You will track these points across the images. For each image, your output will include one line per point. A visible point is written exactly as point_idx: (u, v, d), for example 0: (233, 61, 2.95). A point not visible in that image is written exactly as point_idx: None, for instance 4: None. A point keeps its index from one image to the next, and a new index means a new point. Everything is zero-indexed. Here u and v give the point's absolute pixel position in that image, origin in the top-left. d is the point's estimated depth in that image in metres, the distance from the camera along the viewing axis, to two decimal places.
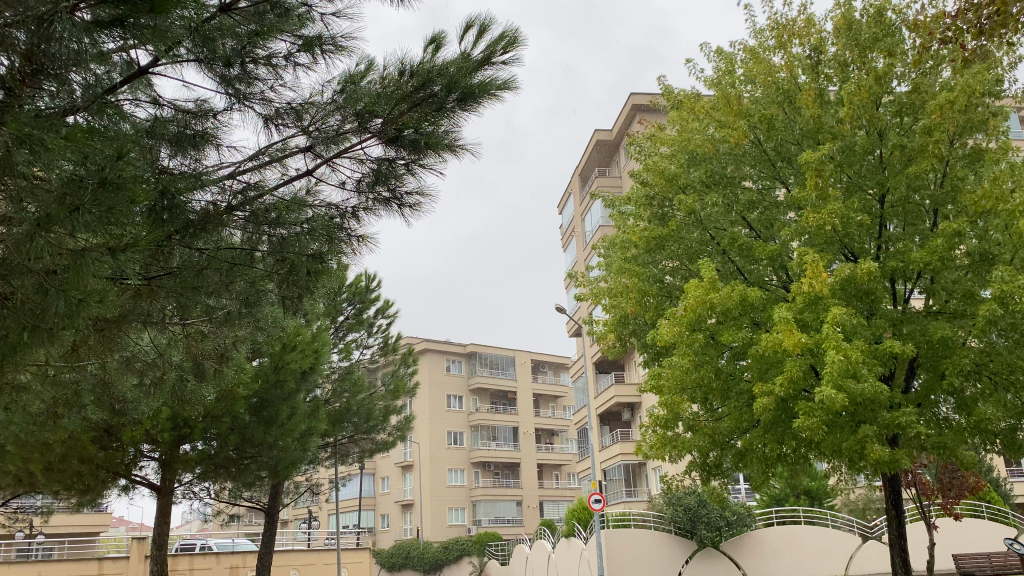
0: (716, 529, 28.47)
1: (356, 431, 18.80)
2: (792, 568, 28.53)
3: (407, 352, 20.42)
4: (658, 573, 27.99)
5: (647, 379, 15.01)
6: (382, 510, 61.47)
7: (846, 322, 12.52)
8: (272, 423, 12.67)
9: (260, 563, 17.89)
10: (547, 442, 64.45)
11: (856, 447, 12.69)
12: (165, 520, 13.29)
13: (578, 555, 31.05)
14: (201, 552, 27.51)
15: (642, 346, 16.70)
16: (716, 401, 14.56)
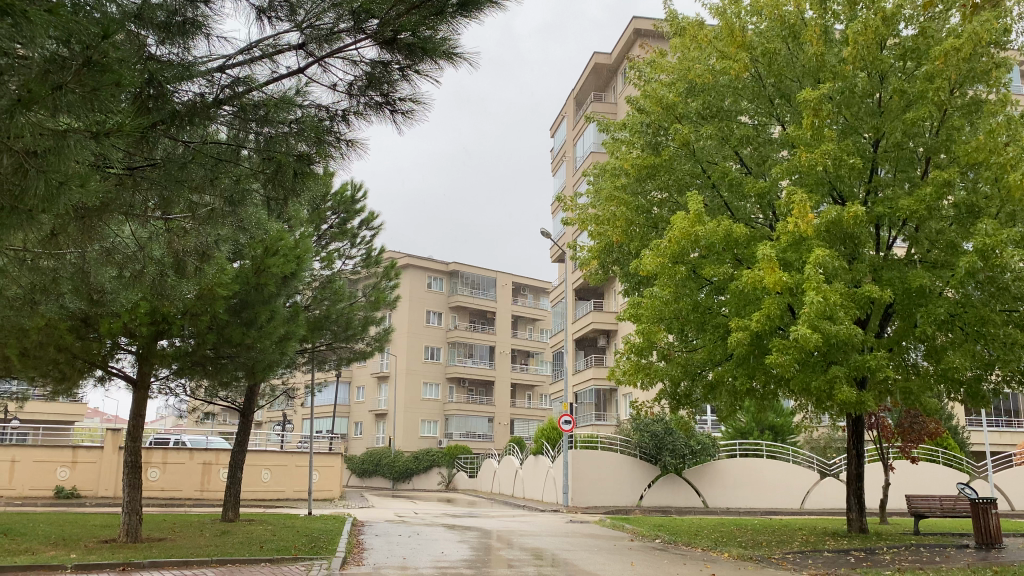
0: (680, 457, 29.21)
1: (335, 339, 18.83)
2: (751, 499, 29.50)
3: (390, 265, 20.26)
4: (621, 494, 28.92)
5: (626, 307, 15.10)
6: (355, 418, 62.51)
7: (827, 264, 12.60)
8: (251, 325, 12.66)
9: (233, 460, 18.15)
10: (522, 363, 65.29)
11: (825, 386, 12.90)
12: (141, 413, 13.40)
13: (544, 473, 31.84)
14: (174, 447, 27.95)
15: (625, 275, 16.74)
16: (692, 332, 14.74)
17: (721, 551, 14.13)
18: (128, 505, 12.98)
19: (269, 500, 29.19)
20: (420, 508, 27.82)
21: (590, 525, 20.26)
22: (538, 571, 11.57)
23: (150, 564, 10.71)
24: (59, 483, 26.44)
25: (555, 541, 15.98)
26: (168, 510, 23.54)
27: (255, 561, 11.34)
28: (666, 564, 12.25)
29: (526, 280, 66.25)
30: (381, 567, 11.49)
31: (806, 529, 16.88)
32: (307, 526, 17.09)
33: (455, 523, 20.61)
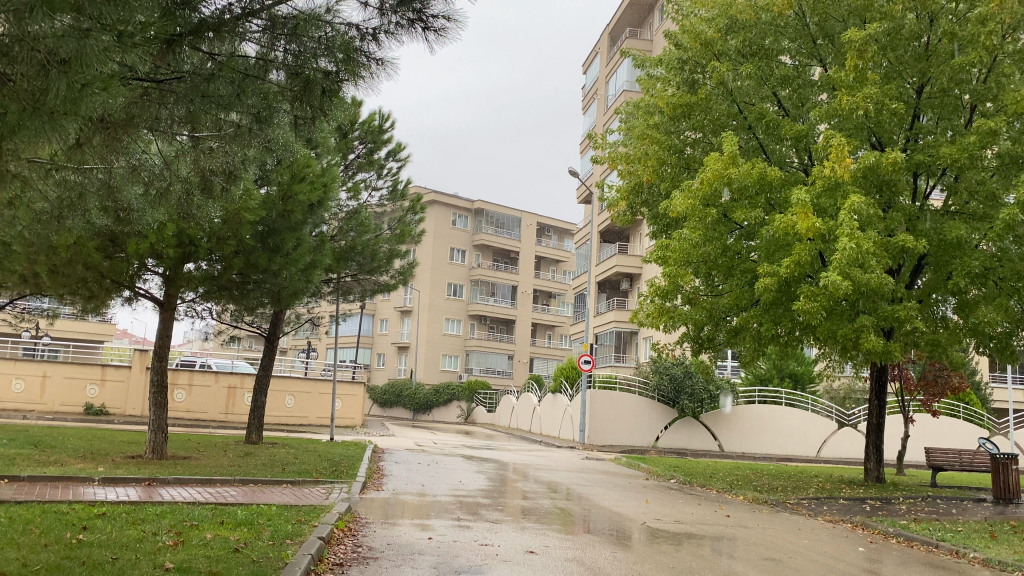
0: (699, 401, 29.31)
1: (359, 270, 18.83)
2: (767, 445, 29.64)
3: (416, 199, 20.08)
4: (637, 435, 29.19)
5: (653, 248, 14.92)
6: (378, 350, 63.26)
7: (862, 211, 12.33)
8: (277, 251, 12.67)
9: (257, 385, 18.43)
10: (544, 303, 65.42)
11: (852, 335, 12.72)
12: (167, 334, 13.58)
13: (562, 411, 32.14)
14: (200, 370, 28.47)
15: (653, 216, 16.51)
16: (719, 277, 14.52)
17: (737, 494, 14.22)
18: (155, 423, 13.28)
19: (291, 425, 29.80)
20: (438, 440, 28.27)
21: (605, 464, 20.48)
22: (554, 504, 11.71)
23: (175, 481, 10.96)
24: (88, 400, 27.11)
25: (571, 477, 16.17)
26: (194, 430, 24.10)
27: (278, 482, 11.57)
28: (681, 504, 12.36)
29: (551, 220, 65.88)
30: (400, 493, 11.67)
31: (821, 476, 16.94)
32: (329, 451, 17.41)
33: (472, 456, 20.91)
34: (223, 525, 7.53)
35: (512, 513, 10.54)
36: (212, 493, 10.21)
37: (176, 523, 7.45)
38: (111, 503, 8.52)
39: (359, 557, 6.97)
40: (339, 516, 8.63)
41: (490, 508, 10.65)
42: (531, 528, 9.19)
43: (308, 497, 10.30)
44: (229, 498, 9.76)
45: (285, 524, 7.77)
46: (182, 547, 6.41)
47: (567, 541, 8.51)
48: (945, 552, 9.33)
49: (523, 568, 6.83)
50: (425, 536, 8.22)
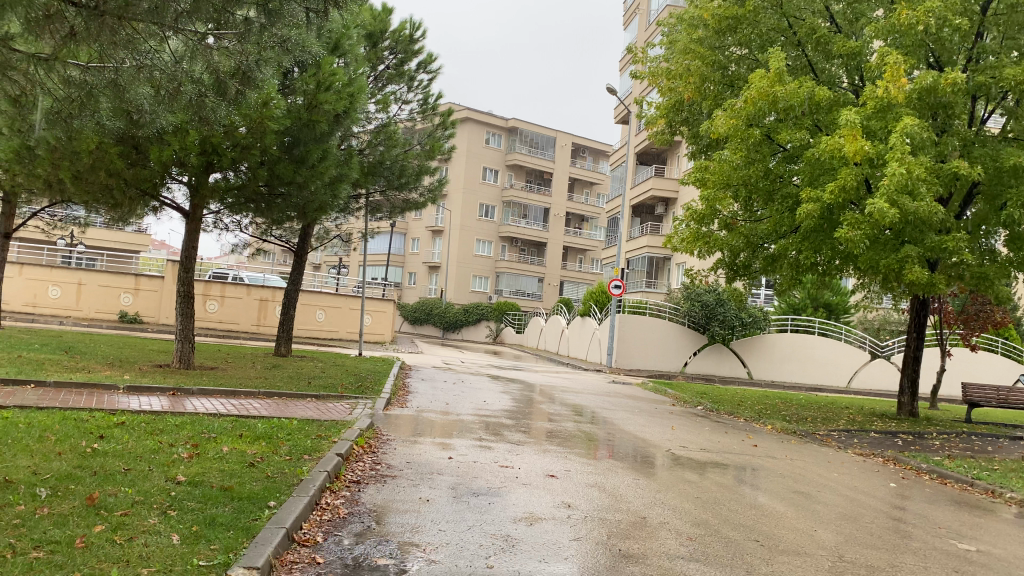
0: (729, 328, 28.95)
1: (388, 187, 18.46)
2: (796, 374, 29.35)
3: (447, 113, 19.50)
4: (666, 361, 29.04)
5: (692, 170, 14.38)
6: (409, 267, 63.42)
7: (915, 134, 11.64)
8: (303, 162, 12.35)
9: (286, 298, 18.41)
10: (576, 225, 64.75)
11: (895, 266, 12.21)
12: (193, 246, 13.46)
13: (591, 335, 32.01)
14: (232, 282, 28.64)
15: (693, 136, 15.86)
16: (759, 202, 13.94)
17: (765, 423, 13.99)
18: (182, 333, 13.29)
19: (321, 339, 30.07)
20: (466, 358, 28.37)
21: (632, 388, 20.34)
22: (579, 427, 11.56)
23: (199, 391, 10.95)
24: (123, 308, 27.50)
25: (597, 400, 16.04)
26: (225, 341, 24.36)
27: (302, 396, 11.53)
28: (708, 431, 12.16)
29: (586, 141, 64.55)
30: (424, 411, 11.58)
31: (853, 408, 16.63)
32: (356, 366, 17.43)
33: (499, 376, 20.89)
34: (242, 438, 7.46)
35: (535, 435, 10.39)
36: (235, 405, 10.19)
37: (195, 435, 7.39)
38: (133, 412, 8.51)
39: (376, 475, 6.85)
40: (360, 433, 8.52)
41: (512, 430, 10.51)
42: (553, 451, 9.01)
43: (332, 412, 10.24)
44: (253, 411, 9.72)
45: (304, 439, 7.68)
46: (197, 460, 6.33)
47: (590, 466, 8.33)
48: (981, 492, 9.02)
49: (544, 493, 6.65)
50: (446, 455, 8.10)
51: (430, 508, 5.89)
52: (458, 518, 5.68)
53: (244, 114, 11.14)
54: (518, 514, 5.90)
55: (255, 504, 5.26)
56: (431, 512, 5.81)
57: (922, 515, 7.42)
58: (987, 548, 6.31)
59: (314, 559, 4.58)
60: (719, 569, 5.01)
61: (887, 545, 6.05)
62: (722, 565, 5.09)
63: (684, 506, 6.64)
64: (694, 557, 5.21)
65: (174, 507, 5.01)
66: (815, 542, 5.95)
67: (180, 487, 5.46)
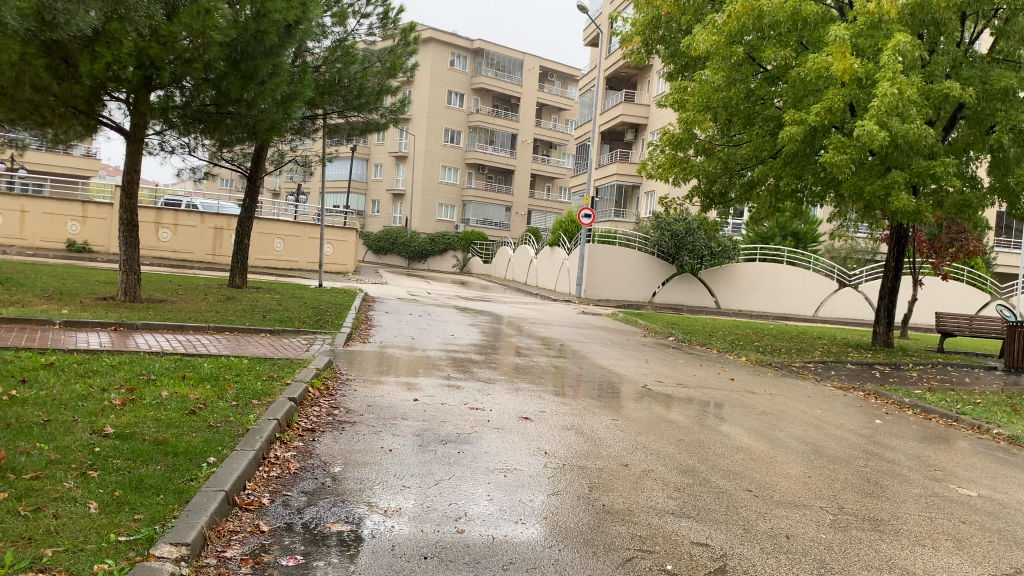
0: (698, 258, 28.57)
1: (346, 108, 17.43)
2: (765, 303, 29.28)
3: (409, 29, 18.31)
4: (634, 290, 28.72)
5: (669, 92, 13.63)
6: (373, 195, 62.04)
7: (907, 52, 10.99)
8: (251, 77, 11.38)
9: (240, 227, 17.49)
10: (544, 153, 63.61)
11: (880, 193, 11.70)
12: (135, 170, 12.44)
13: (559, 264, 31.52)
14: (186, 210, 27.48)
15: (670, 54, 15.06)
16: (739, 126, 13.24)
17: (739, 356, 13.64)
18: (126, 265, 12.47)
19: (281, 269, 29.19)
20: (431, 288, 27.77)
21: (602, 319, 19.91)
22: (550, 361, 11.06)
23: (144, 327, 10.18)
24: (70, 237, 26.26)
25: (567, 332, 15.56)
26: (180, 271, 23.38)
27: (257, 331, 10.83)
28: (683, 365, 11.74)
29: (554, 65, 62.83)
30: (387, 346, 10.97)
31: (826, 339, 16.40)
32: (316, 298, 16.70)
33: (466, 306, 20.31)
34: (184, 381, 6.77)
35: (505, 371, 9.84)
36: (180, 342, 9.46)
37: (132, 378, 6.68)
38: (66, 351, 7.76)
39: (333, 422, 6.23)
40: (316, 373, 7.86)
41: (481, 366, 9.95)
42: (525, 390, 8.49)
43: (287, 349, 9.57)
44: (201, 348, 9.02)
45: (254, 382, 7.02)
46: (130, 408, 5.64)
47: (564, 406, 7.80)
48: (967, 428, 8.71)
49: (517, 439, 6.11)
50: (411, 396, 7.50)
51: (392, 460, 5.30)
52: (424, 471, 5.10)
53: (186, 25, 10.22)
54: (491, 465, 5.35)
55: (192, 461, 4.61)
56: (394, 464, 5.22)
57: (913, 456, 7.04)
58: (989, 492, 5.93)
59: (258, 528, 3.97)
60: (714, 527, 4.51)
61: (887, 493, 5.61)
62: (716, 522, 4.59)
63: (669, 451, 6.14)
64: (685, 513, 4.71)
65: (97, 468, 4.34)
66: (810, 491, 5.49)
67: (106, 442, 4.78)
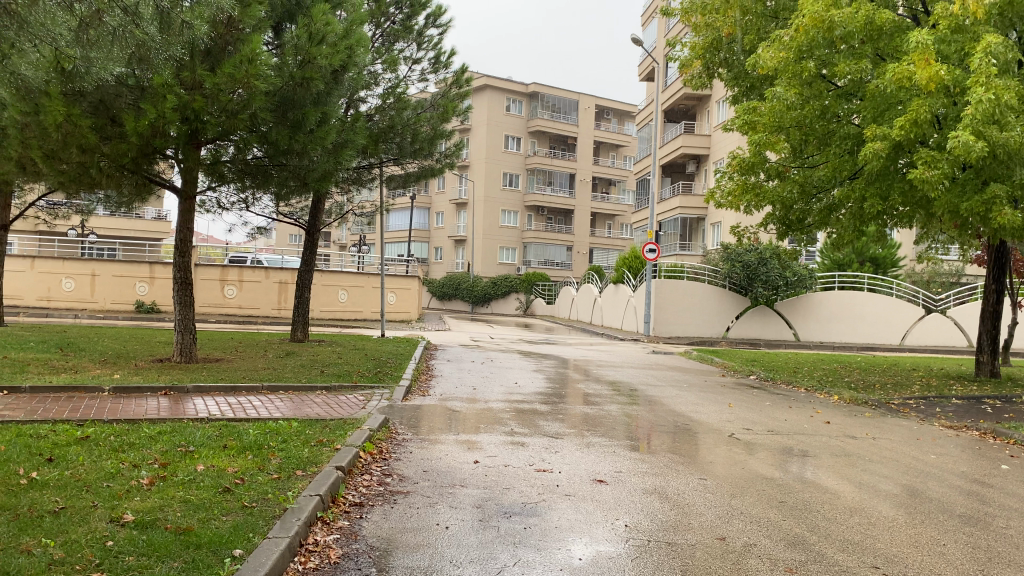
0: (773, 288, 27.19)
1: (400, 153, 17.07)
2: (846, 333, 27.80)
3: (461, 70, 17.95)
4: (707, 325, 27.54)
5: (737, 114, 12.86)
6: (435, 242, 62.19)
7: (1001, 53, 10.00)
8: (299, 127, 11.04)
9: (299, 280, 17.20)
10: (604, 190, 62.96)
11: (979, 210, 10.61)
12: (188, 227, 12.19)
13: (625, 302, 30.62)
14: (250, 266, 27.61)
15: (734, 76, 14.30)
16: (814, 147, 12.34)
17: (829, 393, 12.54)
18: (181, 323, 12.16)
19: (345, 320, 29.02)
20: (495, 333, 27.17)
21: (675, 358, 18.93)
22: (623, 409, 10.22)
23: (194, 389, 9.73)
24: (139, 298, 26.58)
25: (639, 374, 14.67)
26: (244, 327, 23.36)
27: (311, 388, 10.28)
28: (770, 408, 10.76)
29: (609, 103, 62.46)
30: (448, 398, 10.29)
31: (922, 371, 15.13)
32: (377, 349, 16.21)
33: (532, 351, 19.59)
34: (224, 451, 6.18)
35: (574, 423, 9.05)
36: (232, 404, 8.96)
37: (169, 452, 6.13)
38: (108, 422, 7.29)
39: (384, 494, 5.56)
40: (369, 435, 7.18)
41: (548, 417, 9.18)
42: (599, 445, 7.67)
43: (342, 408, 8.97)
44: (251, 411, 8.48)
45: (299, 448, 6.40)
46: (157, 489, 5.07)
47: (643, 463, 6.97)
48: None
49: (592, 509, 5.32)
50: (472, 458, 6.77)
51: (449, 541, 4.58)
52: (485, 556, 4.36)
53: (229, 74, 9.85)
54: (563, 545, 4.57)
55: (215, 553, 3.98)
56: (450, 546, 4.50)
57: None
58: None
59: None
60: None
61: None
62: None
63: (771, 518, 5.28)
64: None
65: (104, 567, 3.75)
66: (950, 564, 4.56)
67: (122, 531, 4.22)
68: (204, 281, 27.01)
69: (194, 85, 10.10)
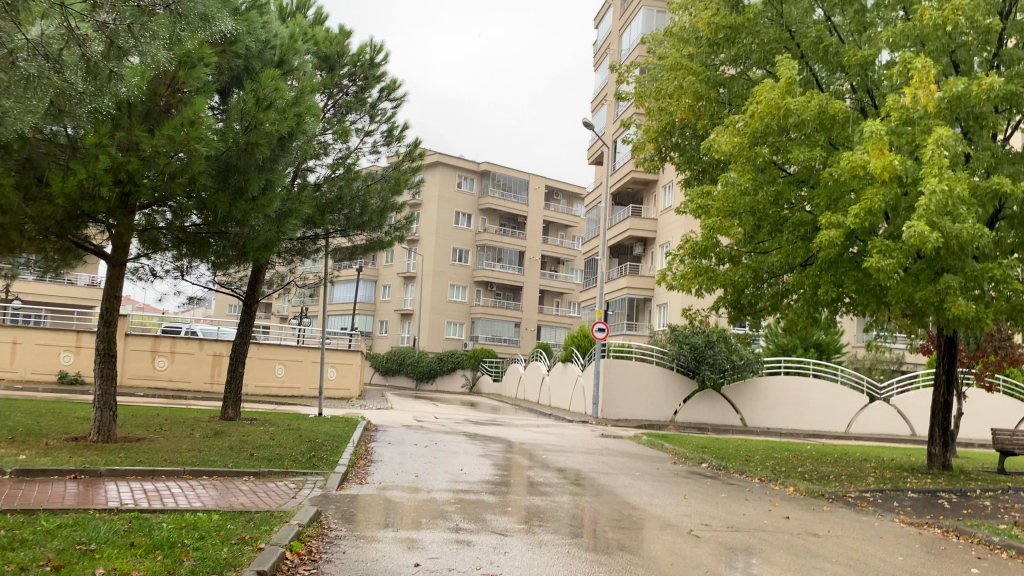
0: (721, 372, 26.97)
1: (347, 225, 16.58)
2: (793, 419, 27.72)
3: (414, 143, 17.73)
4: (654, 408, 27.17)
5: (691, 196, 12.76)
6: (380, 316, 61.29)
7: (952, 146, 10.11)
8: (242, 195, 10.57)
9: (234, 353, 16.37)
10: (552, 270, 63.19)
11: (933, 300, 10.54)
12: (115, 296, 11.43)
13: (573, 383, 30.19)
14: (184, 336, 26.52)
15: (687, 160, 14.28)
16: (767, 232, 12.28)
17: (784, 484, 12.16)
18: (101, 399, 11.27)
19: (283, 395, 27.92)
20: (439, 412, 26.35)
21: (623, 442, 18.44)
22: (575, 500, 9.65)
23: (108, 473, 8.80)
24: (63, 367, 25.19)
25: (588, 460, 14.12)
26: (174, 402, 22.20)
27: (238, 473, 9.46)
28: (726, 500, 10.30)
29: (559, 184, 63.29)
30: (387, 487, 9.59)
31: (873, 461, 14.90)
32: (314, 429, 15.37)
33: (477, 432, 18.91)
34: (129, 552, 5.41)
35: (523, 516, 8.44)
36: (146, 490, 8.11)
37: (65, 551, 5.33)
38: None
39: None
40: (298, 531, 6.47)
41: (496, 510, 8.56)
42: (551, 544, 7.08)
43: (269, 497, 8.20)
44: (167, 499, 7.66)
45: (217, 547, 5.68)
46: None
47: (599, 567, 6.40)
48: None
49: None
50: (412, 559, 6.12)
51: None
52: None
53: (169, 136, 9.35)
54: None
55: None
56: None
57: None
58: None
59: None
60: None
61: None
62: None
63: None
64: None
65: None
66: None
67: None
68: (134, 351, 25.80)
69: (130, 147, 9.54)
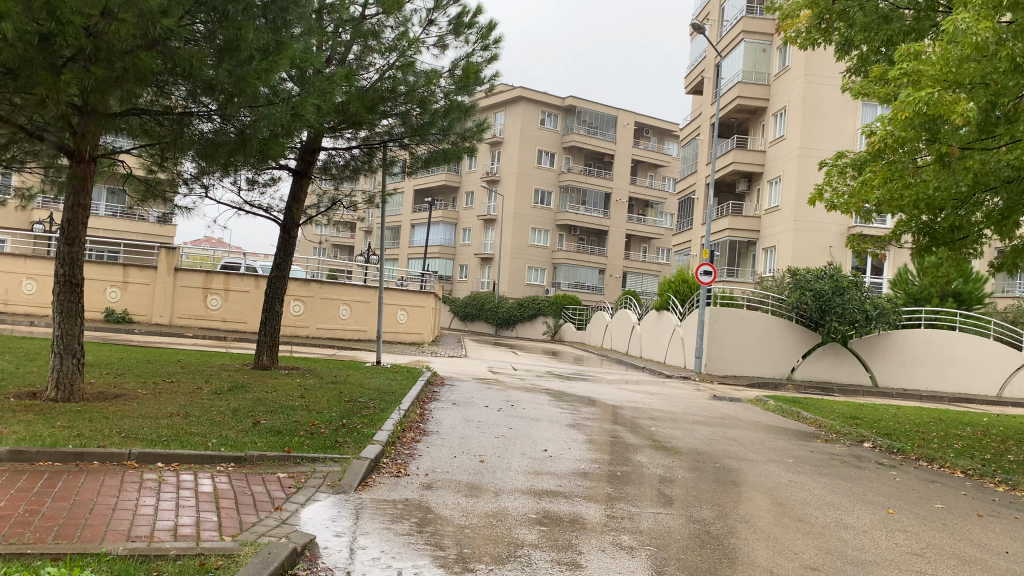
0: (850, 324, 22.74)
1: (405, 130, 13.21)
2: (934, 380, 23.62)
3: (488, 27, 14.09)
4: (768, 364, 23.34)
5: (893, 65, 8.73)
6: (460, 260, 58.48)
7: None
8: (235, 50, 7.48)
9: (269, 288, 13.40)
10: (639, 213, 58.95)
11: None
12: (83, 204, 8.45)
13: (670, 333, 26.56)
14: (239, 273, 23.92)
15: (862, 30, 10.43)
16: (998, 116, 8.32)
17: (1011, 486, 8.41)
18: (61, 343, 8.38)
19: (346, 339, 25.27)
20: (519, 362, 23.23)
21: (744, 407, 14.82)
22: (724, 516, 6.14)
23: (9, 455, 5.76)
24: (109, 305, 23.11)
25: (711, 437, 10.61)
26: (218, 347, 19.74)
27: (211, 460, 6.27)
28: (960, 522, 6.59)
29: (650, 120, 58.59)
30: (434, 486, 6.27)
31: None
32: (360, 383, 12.32)
33: (560, 389, 15.61)
34: None
35: (647, 554, 5.00)
36: (29, 495, 4.92)
37: None
38: None
39: None
40: None
41: (601, 543, 5.11)
42: None
43: (235, 515, 4.96)
44: (50, 519, 4.50)
45: None
46: None
47: None
48: None
49: None
50: None
51: None
52: None
53: None
54: None
55: None
56: None
57: None
58: None
59: None
60: None
61: None
62: None
63: None
64: None
65: None
66: None
67: None
68: (184, 289, 23.46)
69: None
